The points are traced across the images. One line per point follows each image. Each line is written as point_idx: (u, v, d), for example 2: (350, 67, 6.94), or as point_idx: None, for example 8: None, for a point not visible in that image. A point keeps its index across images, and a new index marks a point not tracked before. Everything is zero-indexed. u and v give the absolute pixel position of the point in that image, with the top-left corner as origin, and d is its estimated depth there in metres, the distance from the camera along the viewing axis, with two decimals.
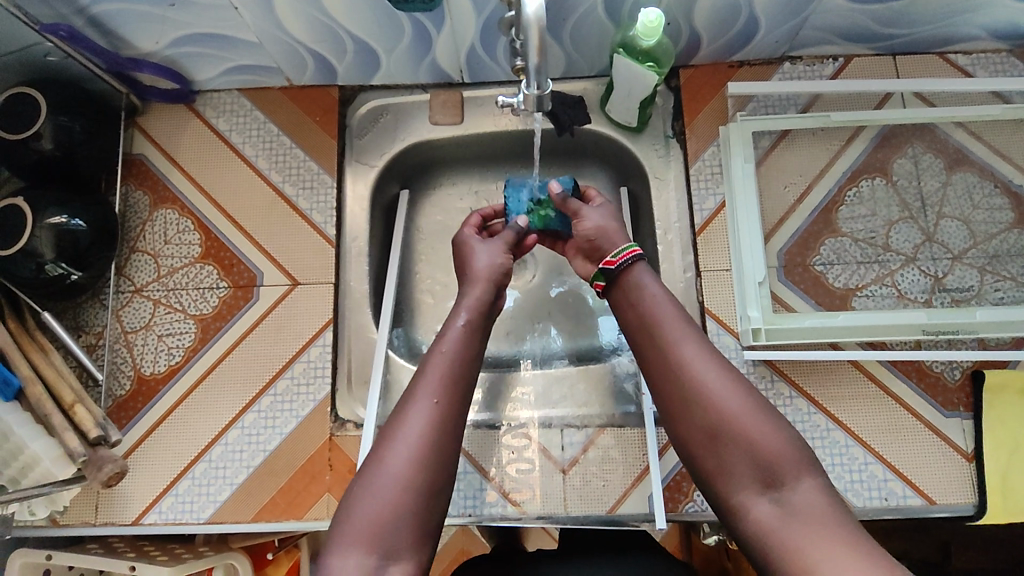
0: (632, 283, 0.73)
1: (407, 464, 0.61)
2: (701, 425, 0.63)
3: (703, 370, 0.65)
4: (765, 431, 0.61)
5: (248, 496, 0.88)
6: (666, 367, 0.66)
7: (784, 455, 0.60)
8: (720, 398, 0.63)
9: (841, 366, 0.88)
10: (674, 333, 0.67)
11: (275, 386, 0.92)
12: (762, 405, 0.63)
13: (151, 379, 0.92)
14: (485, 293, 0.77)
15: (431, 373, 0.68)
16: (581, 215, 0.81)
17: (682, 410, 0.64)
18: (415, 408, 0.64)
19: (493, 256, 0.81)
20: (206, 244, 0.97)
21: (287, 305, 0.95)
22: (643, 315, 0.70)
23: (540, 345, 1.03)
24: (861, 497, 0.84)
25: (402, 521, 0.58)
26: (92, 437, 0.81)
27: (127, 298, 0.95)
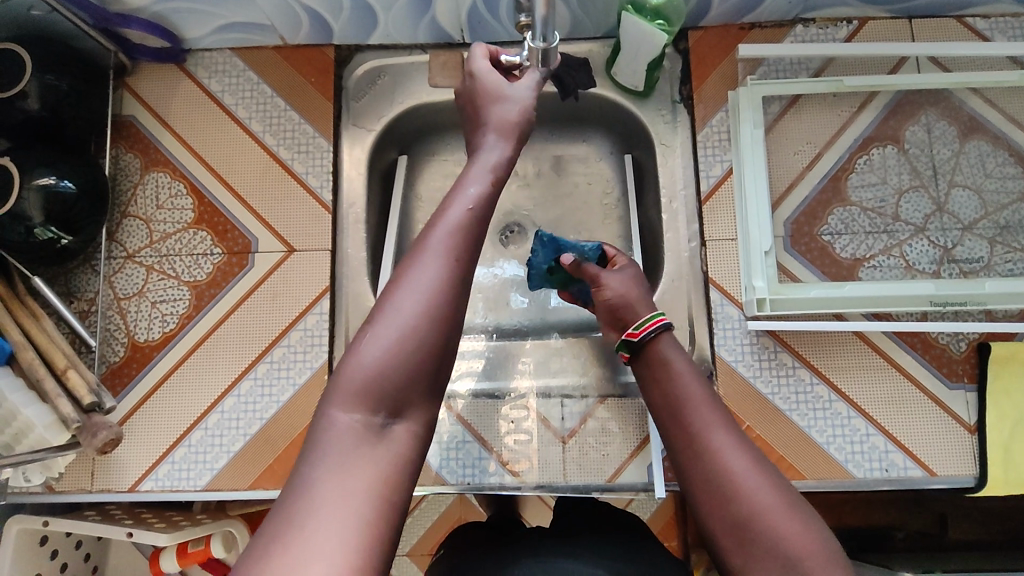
0: (659, 356, 0.68)
1: (417, 314, 0.48)
2: (726, 514, 0.54)
3: (729, 451, 0.57)
4: (797, 529, 0.52)
5: (244, 464, 0.87)
6: (688, 449, 0.59)
7: (818, 558, 0.50)
8: (747, 485, 0.55)
9: (845, 337, 0.87)
10: (699, 413, 0.61)
11: (271, 354, 0.90)
12: (797, 503, 0.55)
13: (146, 346, 0.91)
14: (507, 138, 0.63)
15: (447, 218, 0.52)
16: (603, 282, 0.76)
17: (707, 494, 0.56)
18: (427, 258, 0.50)
19: (519, 104, 0.66)
20: (199, 209, 0.94)
21: (283, 272, 0.93)
22: (669, 391, 0.64)
23: (541, 320, 1.02)
24: (862, 469, 0.83)
25: (407, 382, 0.47)
26: (87, 403, 0.79)
27: (120, 264, 0.93)
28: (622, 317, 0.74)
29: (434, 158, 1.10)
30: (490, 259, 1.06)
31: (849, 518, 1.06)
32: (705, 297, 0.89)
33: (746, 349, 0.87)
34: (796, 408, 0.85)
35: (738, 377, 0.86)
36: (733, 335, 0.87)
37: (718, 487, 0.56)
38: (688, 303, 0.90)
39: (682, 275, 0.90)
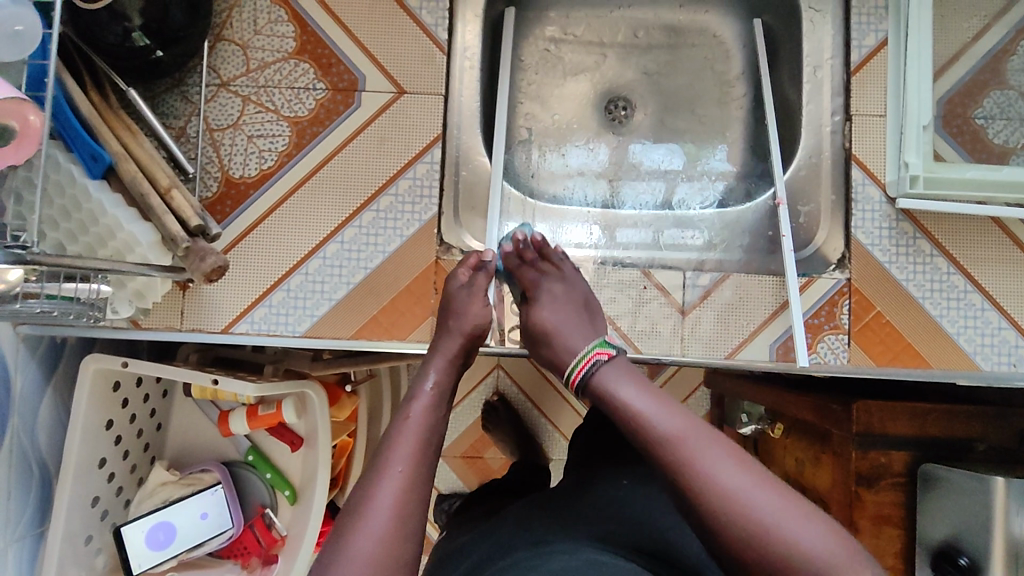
0: (609, 393, 0.64)
1: (393, 512, 0.61)
2: (732, 531, 0.54)
3: (727, 474, 0.56)
4: (805, 531, 0.53)
5: (348, 313, 0.84)
6: (677, 478, 0.57)
7: (832, 557, 0.53)
8: (752, 500, 0.55)
9: (988, 227, 0.83)
10: (685, 446, 0.58)
11: (377, 202, 0.85)
12: (793, 505, 0.55)
13: (241, 183, 0.85)
14: (456, 346, 0.76)
15: (412, 413, 0.69)
16: (536, 311, 0.77)
17: (707, 520, 0.55)
18: (387, 470, 0.64)
19: (473, 307, 0.78)
20: (302, 38, 0.86)
21: (393, 115, 0.86)
22: (641, 427, 0.60)
23: (631, 191, 0.97)
24: (990, 361, 0.82)
25: (400, 528, 0.60)
26: (194, 226, 0.74)
27: (214, 91, 0.85)
28: (550, 348, 0.74)
29: (543, 16, 1.01)
30: (594, 133, 1.00)
31: (932, 429, 0.93)
32: (844, 176, 0.84)
33: (884, 233, 0.83)
34: (929, 297, 0.82)
35: (873, 260, 0.83)
36: (873, 217, 0.83)
37: (722, 511, 0.55)
38: (826, 181, 0.85)
39: (823, 152, 0.86)
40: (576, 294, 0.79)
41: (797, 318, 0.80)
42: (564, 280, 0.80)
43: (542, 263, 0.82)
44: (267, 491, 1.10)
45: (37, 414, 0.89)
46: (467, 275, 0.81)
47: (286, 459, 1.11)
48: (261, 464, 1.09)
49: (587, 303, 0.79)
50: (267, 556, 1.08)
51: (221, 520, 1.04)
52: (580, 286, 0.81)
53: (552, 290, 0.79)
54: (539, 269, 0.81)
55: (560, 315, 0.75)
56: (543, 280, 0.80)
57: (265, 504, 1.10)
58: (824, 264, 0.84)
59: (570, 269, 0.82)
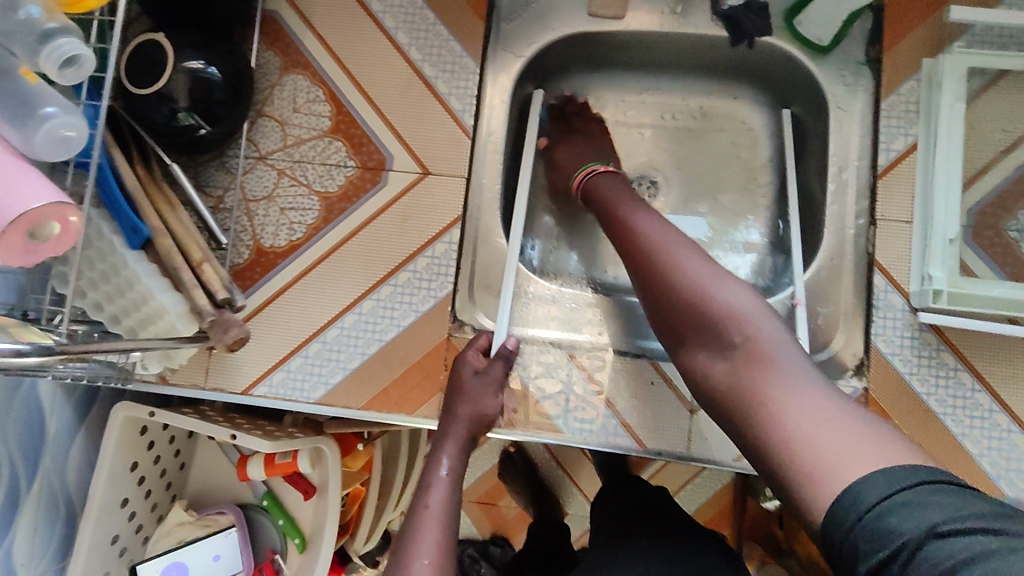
0: (591, 188, 0.86)
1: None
2: (676, 283, 0.69)
3: (676, 251, 0.71)
4: (729, 297, 0.67)
5: (361, 383, 0.87)
6: (638, 248, 0.74)
7: (751, 317, 0.65)
8: (688, 268, 0.69)
9: (1018, 345, 0.79)
10: (643, 231, 0.75)
11: (396, 277, 0.88)
12: (724, 277, 0.69)
13: (271, 252, 0.89)
14: (464, 433, 0.80)
15: (429, 504, 0.72)
16: (561, 153, 0.94)
17: (658, 267, 0.71)
18: (412, 563, 0.66)
19: (480, 396, 0.81)
20: (336, 118, 0.91)
21: (416, 195, 0.89)
22: (618, 218, 0.79)
23: None
24: (1015, 488, 0.77)
25: None
26: (220, 297, 0.80)
27: (252, 163, 0.91)
28: (562, 167, 0.94)
29: (573, 96, 1.03)
30: None
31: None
32: (866, 280, 0.82)
33: (905, 342, 0.80)
34: (951, 413, 0.79)
35: (893, 370, 0.80)
36: (893, 326, 0.80)
37: (666, 279, 0.70)
38: (847, 284, 0.84)
39: (844, 253, 0.84)
40: (593, 161, 0.92)
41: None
42: (587, 132, 0.96)
43: (574, 120, 0.98)
44: (278, 537, 1.14)
45: (69, 453, 0.95)
46: (477, 359, 0.83)
47: (299, 507, 1.14)
48: (274, 510, 1.13)
49: (607, 159, 0.93)
50: None
51: (233, 562, 1.09)
52: (606, 152, 0.94)
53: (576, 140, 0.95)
54: (571, 122, 0.97)
55: (577, 153, 0.93)
56: (572, 131, 0.96)
57: (275, 549, 1.14)
58: (840, 370, 0.82)
59: (601, 133, 0.96)
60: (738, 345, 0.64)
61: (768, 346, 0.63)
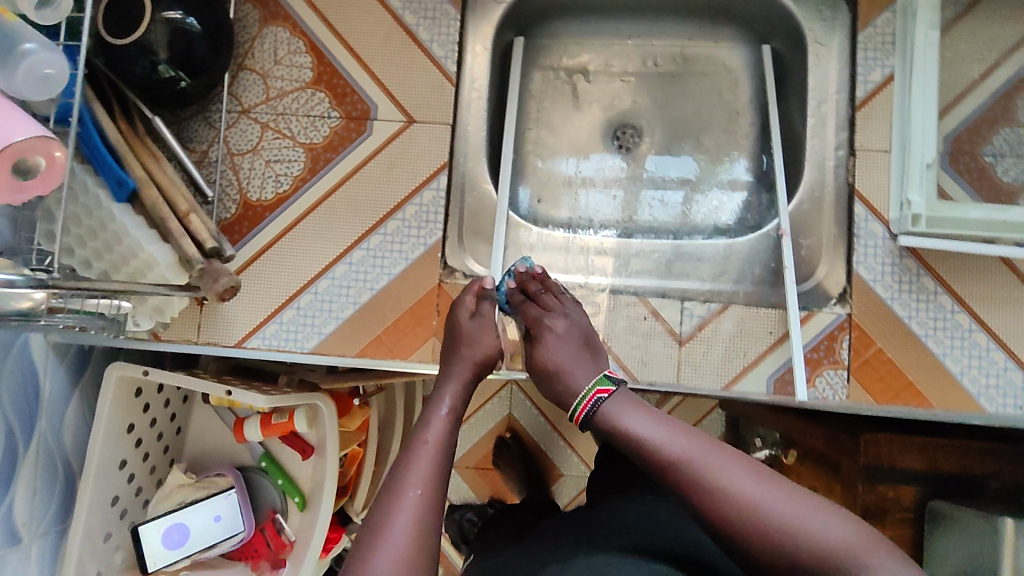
0: (614, 425, 0.64)
1: (411, 535, 0.62)
2: (719, 499, 0.55)
3: (736, 482, 0.55)
4: (822, 524, 0.52)
5: (354, 331, 0.88)
6: (661, 467, 0.58)
7: (855, 543, 0.51)
8: (766, 506, 0.54)
9: (996, 267, 0.81)
10: (664, 450, 0.59)
11: (385, 226, 0.88)
12: (759, 473, 0.56)
13: (258, 206, 0.89)
14: (467, 374, 0.77)
15: (426, 439, 0.70)
16: (545, 344, 0.74)
17: (694, 491, 0.56)
18: (403, 493, 0.65)
19: (484, 337, 0.79)
20: (318, 69, 0.90)
21: (401, 143, 0.89)
22: (648, 455, 0.60)
23: (642, 215, 0.99)
24: (994, 403, 0.80)
25: (415, 559, 0.61)
26: (209, 247, 0.79)
27: (235, 117, 0.91)
28: (554, 388, 0.72)
29: (554, 45, 1.03)
30: (600, 159, 1.02)
31: (946, 463, 0.78)
32: (847, 210, 0.85)
33: (887, 268, 0.82)
34: (933, 335, 0.81)
35: (874, 296, 0.82)
36: (874, 253, 0.83)
37: (744, 523, 0.54)
38: (829, 215, 0.85)
39: (826, 185, 0.86)
40: (577, 331, 0.76)
41: (797, 352, 0.79)
42: (565, 314, 0.78)
43: (544, 297, 0.81)
44: (278, 497, 1.15)
45: (63, 416, 0.95)
46: (474, 303, 0.82)
47: (297, 466, 1.15)
48: (273, 470, 1.14)
49: (587, 339, 0.77)
50: (276, 559, 1.12)
51: (233, 522, 1.09)
52: (583, 321, 0.78)
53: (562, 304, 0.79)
54: (542, 303, 0.80)
55: (563, 354, 0.73)
56: (547, 315, 0.78)
57: (276, 508, 1.15)
58: (825, 299, 0.84)
59: (572, 304, 0.81)
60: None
61: (882, 566, 0.50)
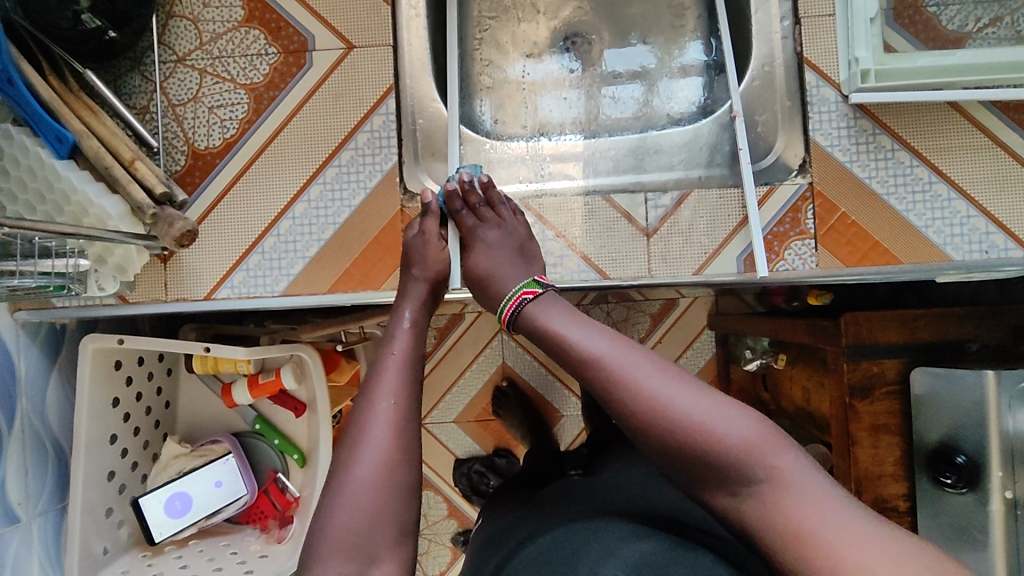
0: (538, 325, 0.67)
1: (388, 443, 0.63)
2: (630, 398, 0.59)
3: (649, 380, 0.59)
4: (729, 425, 0.57)
5: (322, 268, 0.86)
6: (576, 363, 0.62)
7: (757, 440, 0.57)
8: (678, 403, 0.58)
9: (948, 116, 0.82)
10: (572, 341, 0.63)
11: (339, 158, 0.87)
12: (679, 376, 0.61)
13: (207, 154, 0.87)
14: (424, 292, 0.76)
15: (394, 350, 0.70)
16: (476, 256, 0.77)
17: (609, 386, 0.60)
18: (377, 404, 0.65)
19: (434, 252, 0.78)
20: (249, 6, 0.88)
21: (345, 70, 0.87)
22: (564, 349, 0.63)
23: (599, 111, 0.99)
24: (961, 251, 0.81)
25: (395, 454, 0.62)
26: (159, 193, 0.78)
27: (172, 67, 0.88)
28: (484, 293, 0.75)
29: None
30: (554, 70, 1.01)
31: (923, 333, 0.95)
32: (799, 80, 0.84)
33: (842, 132, 0.83)
34: (894, 192, 0.82)
35: (833, 162, 0.83)
36: (829, 118, 0.83)
37: (653, 415, 0.58)
38: (782, 86, 0.85)
39: (775, 59, 0.86)
40: (511, 241, 0.79)
41: (757, 234, 0.81)
42: (500, 225, 0.80)
43: (483, 210, 0.81)
44: (277, 457, 1.15)
45: (45, 395, 0.94)
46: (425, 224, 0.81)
47: (292, 424, 1.15)
48: (267, 431, 1.14)
49: (522, 247, 0.79)
50: (283, 517, 1.11)
51: (236, 487, 1.08)
52: (515, 231, 0.80)
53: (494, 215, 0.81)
54: (479, 215, 0.80)
55: (495, 261, 0.76)
56: (480, 227, 0.79)
57: (277, 469, 1.14)
58: (786, 171, 0.84)
59: (510, 216, 0.81)
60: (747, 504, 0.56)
61: (783, 461, 0.56)
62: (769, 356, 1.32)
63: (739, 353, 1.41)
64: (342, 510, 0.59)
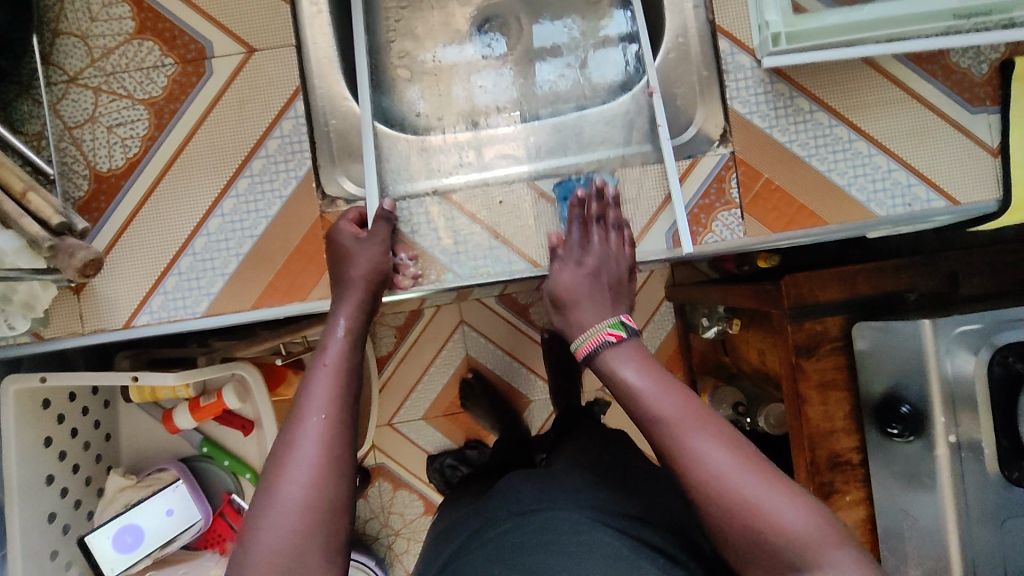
0: (610, 372, 0.65)
1: (317, 458, 0.61)
2: (691, 470, 0.57)
3: (708, 448, 0.58)
4: (791, 516, 0.55)
5: (245, 283, 0.83)
6: (647, 421, 0.61)
7: (814, 540, 0.54)
8: (741, 483, 0.56)
9: (862, 73, 0.82)
10: (645, 397, 0.62)
11: (250, 168, 0.83)
12: (747, 455, 0.58)
13: (111, 176, 0.83)
14: (360, 296, 0.74)
15: (326, 362, 0.68)
16: (571, 283, 0.74)
17: (668, 451, 0.59)
18: (306, 420, 0.63)
19: (370, 254, 0.77)
20: (139, 17, 0.83)
21: (248, 76, 0.83)
22: (635, 401, 0.62)
23: (529, 92, 0.97)
24: (884, 207, 0.82)
25: (326, 472, 0.60)
26: (56, 224, 0.74)
27: (63, 89, 0.83)
28: (533, 332, 0.73)
29: None
30: (473, 56, 1.00)
31: (861, 288, 0.96)
32: (714, 49, 0.83)
33: (761, 98, 0.82)
34: (815, 154, 0.82)
35: (754, 129, 0.82)
36: (746, 84, 0.82)
37: (713, 489, 0.57)
38: (697, 58, 0.84)
39: (689, 30, 0.84)
40: (607, 274, 0.76)
41: (680, 213, 0.81)
42: (606, 251, 0.77)
43: (594, 228, 0.79)
44: (231, 478, 1.12)
45: None
46: (351, 228, 0.80)
47: (242, 443, 1.12)
48: (217, 453, 1.11)
49: (612, 283, 0.76)
50: None
51: (188, 513, 1.06)
52: (616, 264, 0.77)
53: (610, 236, 0.79)
54: (606, 233, 0.79)
55: (584, 292, 0.73)
56: (595, 245, 0.77)
57: (230, 490, 1.11)
58: (708, 143, 0.83)
59: (616, 244, 0.79)
60: None
61: (845, 567, 0.53)
62: (724, 322, 1.33)
63: (697, 322, 1.42)
64: (265, 532, 0.57)
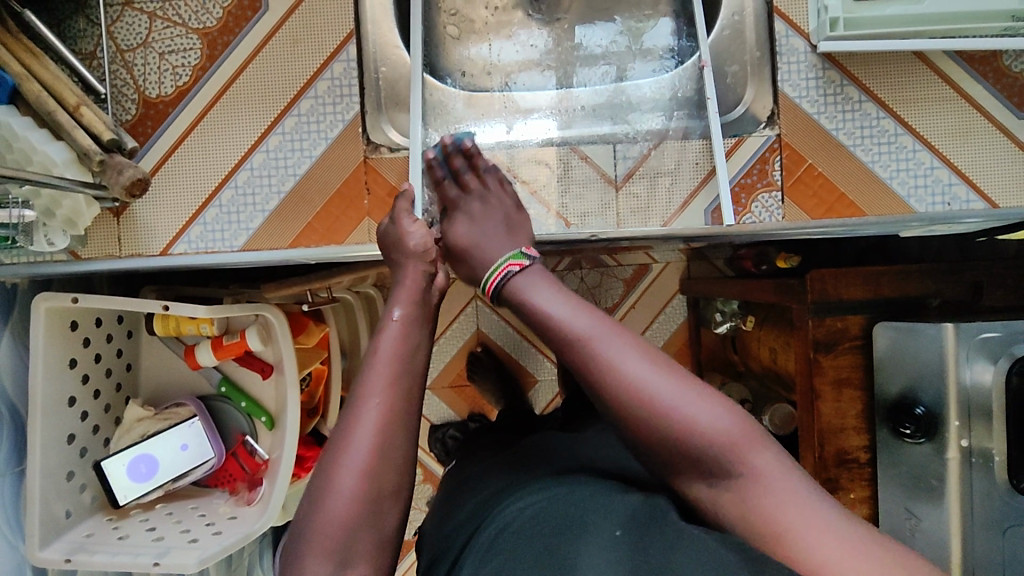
0: (524, 302, 0.63)
1: (370, 449, 0.57)
2: (620, 392, 0.57)
3: (637, 367, 0.57)
4: (710, 417, 0.56)
5: (284, 223, 0.84)
6: (574, 356, 0.59)
7: (740, 440, 0.55)
8: (659, 395, 0.56)
9: (915, 68, 0.82)
10: (554, 323, 0.60)
11: (298, 107, 0.84)
12: (671, 368, 0.58)
13: (159, 103, 0.83)
14: (422, 279, 0.69)
15: (382, 350, 0.63)
16: (458, 229, 0.73)
17: (596, 375, 0.58)
18: (361, 410, 0.59)
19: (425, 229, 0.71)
20: None
21: (304, 15, 0.83)
22: (552, 330, 0.60)
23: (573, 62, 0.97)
24: (923, 203, 0.82)
25: (380, 462, 0.57)
26: (107, 141, 0.75)
27: (118, 11, 0.83)
28: (468, 266, 0.71)
29: None
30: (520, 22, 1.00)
31: (885, 290, 0.95)
32: (768, 30, 0.83)
33: (811, 83, 0.82)
34: (860, 144, 0.82)
35: (801, 113, 0.82)
36: (798, 69, 0.82)
37: (640, 407, 0.56)
38: (751, 38, 0.86)
39: (746, 8, 0.86)
40: (497, 215, 0.73)
41: (723, 186, 0.80)
42: (484, 197, 0.75)
43: (468, 178, 0.76)
44: (245, 419, 1.13)
45: None
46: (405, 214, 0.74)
47: (260, 387, 1.13)
48: (234, 394, 1.12)
49: (509, 218, 0.74)
50: (251, 479, 1.09)
51: (201, 450, 1.07)
52: (504, 203, 0.75)
53: (486, 182, 0.76)
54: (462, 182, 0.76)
55: (477, 231, 0.71)
56: (463, 197, 0.75)
57: (245, 432, 1.13)
58: (754, 123, 0.84)
59: (495, 186, 0.77)
60: (726, 496, 0.56)
61: (761, 462, 0.55)
62: (738, 318, 1.33)
63: (711, 315, 1.42)
64: (319, 521, 0.55)
